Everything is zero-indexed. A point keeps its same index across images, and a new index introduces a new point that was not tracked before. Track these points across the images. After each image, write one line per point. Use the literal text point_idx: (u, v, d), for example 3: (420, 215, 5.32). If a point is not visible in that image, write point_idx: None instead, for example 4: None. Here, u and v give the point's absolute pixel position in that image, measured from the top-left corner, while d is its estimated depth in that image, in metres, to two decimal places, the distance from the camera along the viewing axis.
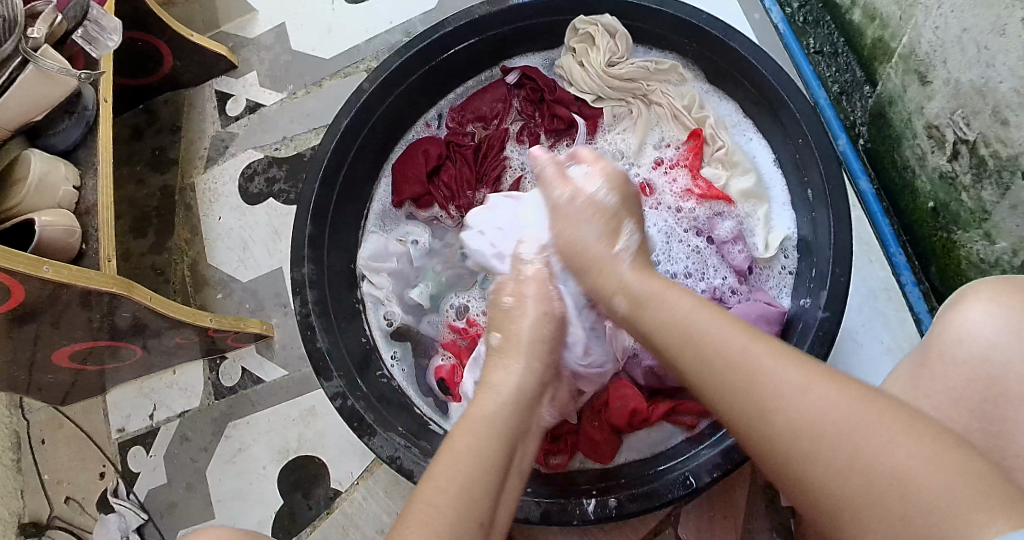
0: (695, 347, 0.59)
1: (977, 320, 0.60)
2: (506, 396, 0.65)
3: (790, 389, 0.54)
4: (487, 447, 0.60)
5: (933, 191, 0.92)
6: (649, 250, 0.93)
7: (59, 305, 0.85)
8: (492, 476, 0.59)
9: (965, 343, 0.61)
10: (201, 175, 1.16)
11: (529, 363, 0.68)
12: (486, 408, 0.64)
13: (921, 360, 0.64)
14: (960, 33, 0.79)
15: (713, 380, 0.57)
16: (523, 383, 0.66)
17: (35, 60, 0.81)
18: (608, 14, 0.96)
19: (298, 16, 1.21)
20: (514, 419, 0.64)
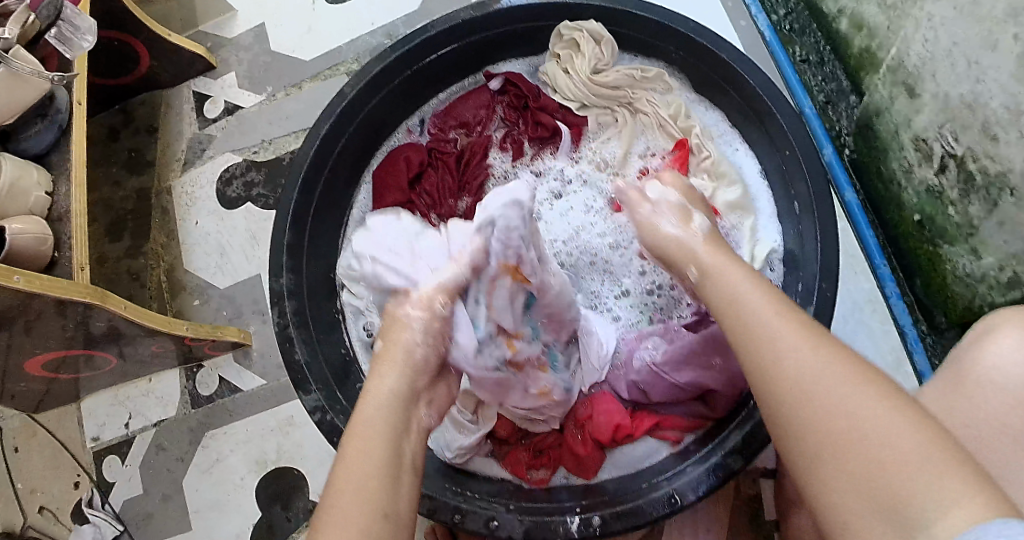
0: (733, 317, 0.57)
1: (1005, 351, 0.62)
2: (383, 401, 0.59)
3: (800, 356, 0.52)
4: (375, 453, 0.55)
5: (919, 203, 0.91)
6: (633, 261, 0.91)
7: (31, 313, 0.82)
8: (385, 486, 0.53)
9: (998, 369, 0.62)
10: (179, 178, 1.14)
11: (408, 372, 0.61)
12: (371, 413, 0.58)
13: (953, 383, 0.64)
14: (951, 47, 0.78)
15: (734, 340, 0.57)
16: (397, 384, 0.60)
17: (8, 61, 0.79)
18: (593, 20, 0.94)
19: (277, 16, 1.19)
20: (394, 419, 0.58)
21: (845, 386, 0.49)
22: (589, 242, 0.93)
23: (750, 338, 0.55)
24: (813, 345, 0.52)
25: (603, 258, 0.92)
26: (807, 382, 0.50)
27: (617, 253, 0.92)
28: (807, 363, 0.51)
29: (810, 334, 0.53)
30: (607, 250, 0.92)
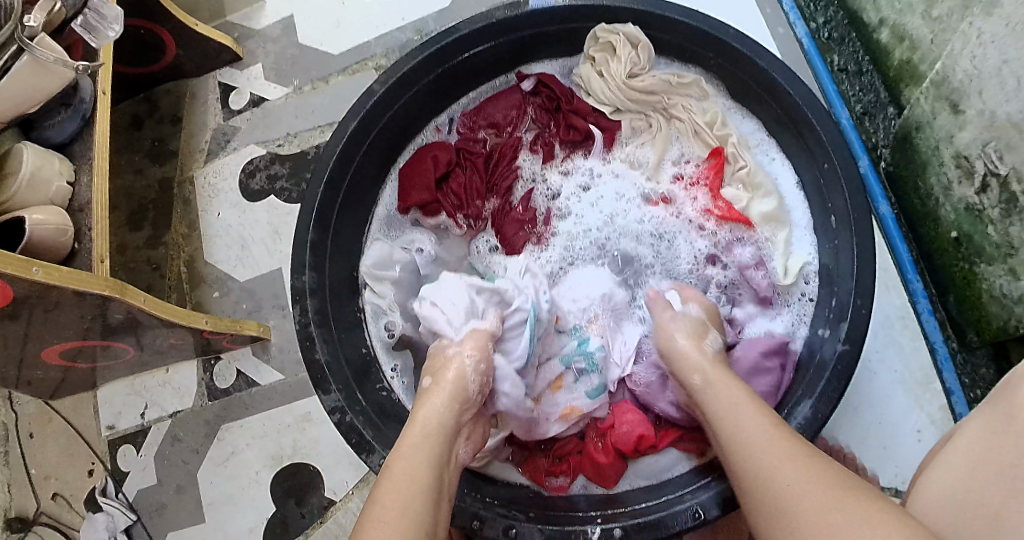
0: (742, 442, 0.65)
1: None
2: (430, 429, 0.69)
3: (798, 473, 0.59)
4: (419, 475, 0.63)
5: (957, 221, 0.89)
6: (681, 255, 0.92)
7: (49, 302, 0.81)
8: (426, 501, 0.62)
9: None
10: (202, 168, 1.13)
11: (452, 401, 0.72)
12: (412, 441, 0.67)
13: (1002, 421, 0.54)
14: (1000, 65, 0.76)
15: (744, 462, 0.64)
16: (442, 416, 0.70)
17: (31, 49, 0.77)
18: (630, 23, 0.93)
19: (306, 8, 1.18)
20: (437, 447, 0.67)
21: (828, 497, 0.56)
22: (626, 227, 0.93)
23: (749, 464, 0.63)
24: (805, 467, 0.59)
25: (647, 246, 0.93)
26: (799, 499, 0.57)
27: (662, 245, 0.92)
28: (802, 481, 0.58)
29: (806, 459, 0.60)
30: (652, 238, 0.93)
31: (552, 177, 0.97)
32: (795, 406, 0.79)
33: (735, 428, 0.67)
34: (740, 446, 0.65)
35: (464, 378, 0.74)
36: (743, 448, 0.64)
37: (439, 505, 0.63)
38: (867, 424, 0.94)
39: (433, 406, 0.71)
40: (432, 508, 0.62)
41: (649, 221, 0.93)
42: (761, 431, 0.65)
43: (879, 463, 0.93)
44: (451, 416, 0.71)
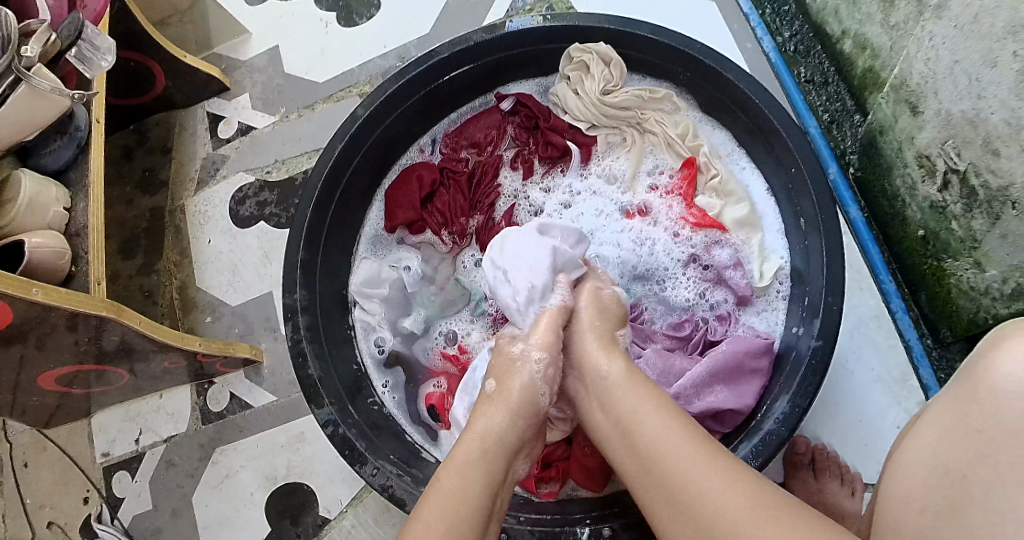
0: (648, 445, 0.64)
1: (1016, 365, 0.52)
2: (489, 443, 0.71)
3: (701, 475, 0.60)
4: (470, 481, 0.67)
5: (923, 219, 0.93)
6: (664, 257, 0.94)
7: (46, 326, 0.83)
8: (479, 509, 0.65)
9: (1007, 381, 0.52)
10: (192, 197, 1.16)
11: (511, 416, 0.74)
12: (470, 452, 0.70)
13: (965, 401, 0.54)
14: (952, 65, 0.80)
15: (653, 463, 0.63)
16: (505, 432, 0.72)
17: (28, 78, 0.81)
18: (602, 42, 0.97)
19: (290, 39, 1.22)
20: (494, 461, 0.69)
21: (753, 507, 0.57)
22: (606, 240, 0.96)
23: (670, 473, 0.62)
24: (723, 475, 0.59)
25: (632, 256, 0.95)
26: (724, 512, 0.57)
27: (644, 251, 0.94)
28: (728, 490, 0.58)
29: (714, 465, 0.61)
30: (633, 249, 0.95)
31: (535, 194, 1.00)
32: (774, 402, 0.81)
33: (649, 434, 0.65)
34: (656, 456, 0.63)
35: (532, 387, 0.76)
36: (656, 457, 0.63)
37: (488, 524, 0.66)
38: (848, 421, 0.96)
39: (497, 416, 0.73)
40: (482, 526, 0.65)
41: (631, 234, 0.95)
42: (674, 439, 0.63)
43: (861, 459, 0.95)
44: (514, 433, 0.73)
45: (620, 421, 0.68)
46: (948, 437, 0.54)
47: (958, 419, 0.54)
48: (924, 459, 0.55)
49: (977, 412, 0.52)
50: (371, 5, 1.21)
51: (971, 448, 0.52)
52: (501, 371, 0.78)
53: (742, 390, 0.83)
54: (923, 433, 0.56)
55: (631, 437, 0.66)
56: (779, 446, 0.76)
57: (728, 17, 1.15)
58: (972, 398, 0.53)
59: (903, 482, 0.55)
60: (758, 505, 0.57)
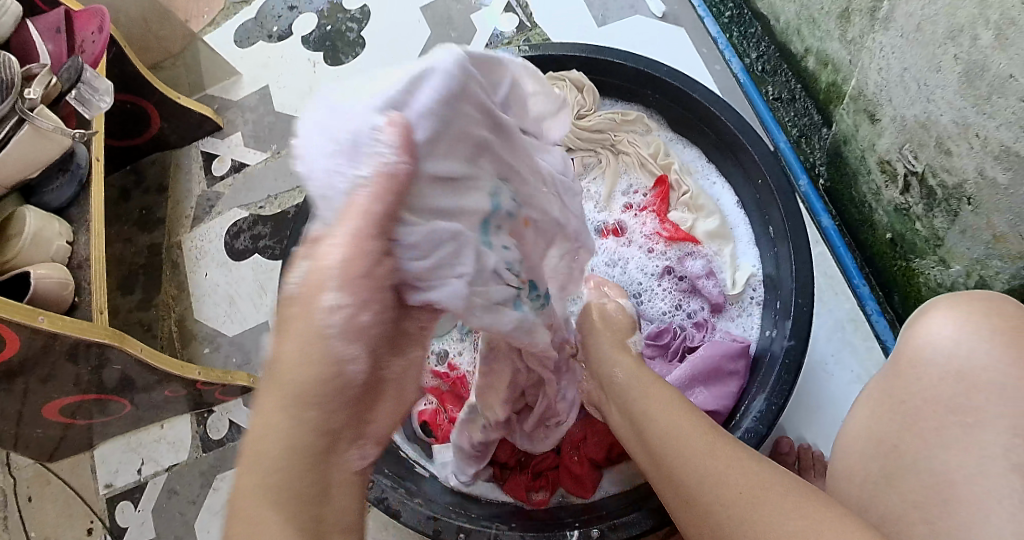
0: (640, 416, 0.70)
1: (937, 335, 0.61)
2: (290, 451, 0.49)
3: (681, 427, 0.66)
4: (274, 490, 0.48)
5: (890, 223, 0.96)
6: (636, 273, 0.97)
7: (50, 358, 0.87)
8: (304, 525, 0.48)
9: (931, 349, 0.61)
10: (188, 232, 1.20)
11: (294, 409, 0.49)
12: (272, 464, 0.49)
13: (893, 370, 0.64)
14: (902, 72, 0.85)
15: (642, 422, 0.69)
16: (298, 435, 0.50)
17: (32, 118, 0.87)
18: (575, 69, 1.01)
19: (280, 79, 1.27)
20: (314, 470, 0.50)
21: (706, 449, 0.62)
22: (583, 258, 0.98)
23: (650, 430, 0.68)
24: (688, 426, 0.66)
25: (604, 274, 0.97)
26: (686, 453, 0.63)
27: (618, 269, 0.97)
28: (690, 434, 0.65)
29: (700, 424, 0.66)
30: (607, 265, 0.97)
31: None
32: (752, 402, 0.83)
33: (637, 401, 0.71)
34: (643, 415, 0.70)
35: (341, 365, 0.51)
36: (643, 418, 0.69)
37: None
38: (829, 422, 0.97)
39: (274, 417, 0.49)
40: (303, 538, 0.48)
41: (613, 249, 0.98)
42: (661, 406, 0.69)
43: None
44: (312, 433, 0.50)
45: (617, 398, 0.74)
46: (880, 412, 0.63)
47: (887, 394, 0.63)
48: (865, 431, 0.64)
49: (903, 384, 0.62)
50: (356, 44, 1.27)
51: (899, 417, 0.61)
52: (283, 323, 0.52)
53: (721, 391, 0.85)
54: (863, 408, 0.66)
55: (626, 407, 0.73)
56: (757, 443, 0.79)
57: (696, 41, 1.20)
58: (900, 372, 0.63)
59: (851, 460, 0.64)
60: (712, 447, 0.63)
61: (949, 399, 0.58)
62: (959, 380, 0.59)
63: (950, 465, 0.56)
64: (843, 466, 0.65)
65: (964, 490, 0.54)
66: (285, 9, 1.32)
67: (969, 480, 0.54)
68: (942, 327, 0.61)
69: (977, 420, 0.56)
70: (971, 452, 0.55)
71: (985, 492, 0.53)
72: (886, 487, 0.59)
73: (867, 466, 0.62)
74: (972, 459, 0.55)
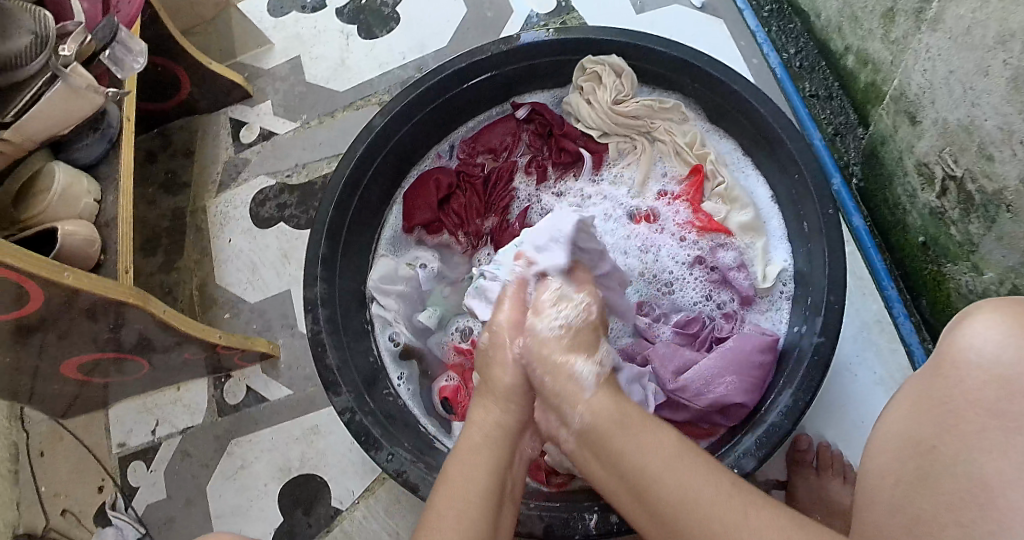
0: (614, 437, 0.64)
1: (982, 336, 0.61)
2: (492, 435, 0.71)
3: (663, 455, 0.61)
4: (478, 479, 0.66)
5: (923, 226, 0.96)
6: (668, 263, 0.96)
7: (72, 314, 0.86)
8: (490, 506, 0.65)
9: (974, 350, 0.61)
10: (214, 199, 1.19)
11: (505, 403, 0.74)
12: (472, 436, 0.70)
13: (936, 366, 0.64)
14: (947, 75, 0.84)
15: (613, 444, 0.64)
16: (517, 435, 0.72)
17: (65, 76, 0.87)
18: (614, 54, 1.01)
19: (313, 50, 1.27)
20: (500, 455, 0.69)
21: (732, 509, 0.56)
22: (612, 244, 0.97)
23: (649, 487, 0.60)
24: (703, 486, 0.58)
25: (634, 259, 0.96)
26: (713, 526, 0.55)
27: (649, 256, 0.97)
28: (709, 494, 0.57)
29: (686, 451, 0.61)
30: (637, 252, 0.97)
31: (547, 197, 1.03)
32: (779, 396, 0.83)
33: (629, 453, 0.62)
34: (635, 470, 0.61)
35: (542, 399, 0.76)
36: (615, 440, 0.64)
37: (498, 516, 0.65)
38: (850, 423, 0.97)
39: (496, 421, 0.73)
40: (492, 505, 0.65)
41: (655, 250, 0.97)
42: (636, 428, 0.64)
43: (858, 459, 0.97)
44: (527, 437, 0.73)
45: (592, 441, 0.66)
46: (920, 410, 0.63)
47: (927, 393, 0.63)
48: (903, 435, 0.63)
49: (944, 383, 0.62)
50: (391, 19, 1.27)
51: (939, 419, 0.61)
52: (481, 364, 0.79)
53: (750, 383, 0.84)
54: (898, 409, 0.66)
55: (609, 455, 0.64)
56: (782, 437, 0.79)
57: (735, 34, 1.18)
58: (941, 372, 0.63)
59: (884, 458, 0.64)
60: (737, 508, 0.56)
61: (991, 401, 0.58)
62: (1003, 385, 0.58)
63: (988, 469, 0.56)
64: (875, 466, 0.65)
65: (1002, 499, 0.54)
66: None
67: (1008, 488, 0.54)
68: (989, 328, 0.61)
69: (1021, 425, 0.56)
70: (1012, 459, 0.55)
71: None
72: (919, 488, 0.59)
73: (901, 469, 0.62)
74: (1011, 466, 0.55)
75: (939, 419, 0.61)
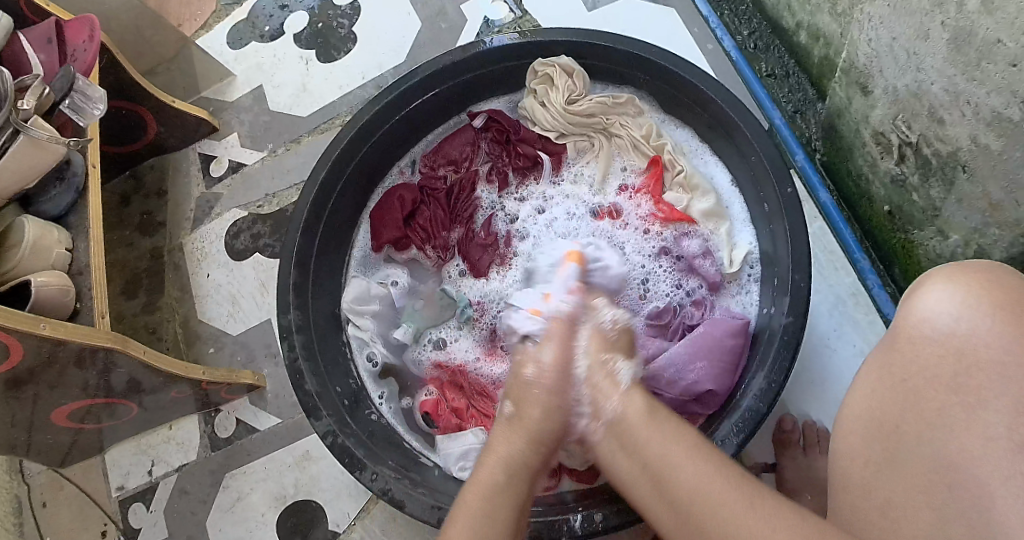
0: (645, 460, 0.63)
1: (936, 308, 0.61)
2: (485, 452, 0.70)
3: (686, 466, 0.60)
4: None
5: (887, 195, 0.95)
6: (635, 266, 0.97)
7: (56, 365, 0.88)
8: None
9: (929, 324, 0.61)
10: (189, 236, 1.20)
11: (533, 442, 0.69)
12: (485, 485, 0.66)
13: (892, 343, 0.64)
14: (891, 42, 0.84)
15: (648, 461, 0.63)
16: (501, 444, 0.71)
17: (26, 129, 0.88)
18: (563, 55, 1.02)
19: (274, 79, 1.28)
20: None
21: (736, 497, 0.57)
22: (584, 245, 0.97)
23: (670, 479, 0.60)
24: (718, 479, 0.59)
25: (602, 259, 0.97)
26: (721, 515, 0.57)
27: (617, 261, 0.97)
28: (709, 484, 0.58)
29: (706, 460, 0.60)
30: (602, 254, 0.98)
31: (510, 203, 1.04)
32: (752, 380, 0.83)
33: (653, 450, 0.63)
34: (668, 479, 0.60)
35: None
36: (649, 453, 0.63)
37: None
38: (834, 399, 0.97)
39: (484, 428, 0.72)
40: None
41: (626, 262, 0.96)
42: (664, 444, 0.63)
43: None
44: None
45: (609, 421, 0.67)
46: (882, 389, 0.63)
47: (887, 367, 0.63)
48: (866, 411, 0.64)
49: (902, 359, 0.62)
50: (347, 39, 1.28)
51: (899, 394, 0.61)
52: None
53: (722, 368, 0.85)
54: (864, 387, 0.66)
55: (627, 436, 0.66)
56: (757, 421, 0.79)
57: (687, 21, 1.19)
58: (897, 347, 0.63)
59: (847, 442, 0.64)
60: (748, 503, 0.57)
61: (950, 379, 0.58)
62: (955, 357, 0.59)
63: (953, 446, 0.56)
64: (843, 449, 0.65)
65: (968, 475, 0.55)
66: (275, 7, 1.32)
67: (973, 464, 0.55)
68: (942, 301, 0.60)
69: (980, 401, 0.56)
70: (976, 435, 0.55)
71: (989, 476, 0.54)
72: (886, 469, 0.60)
73: (866, 451, 0.62)
74: (976, 443, 0.55)
75: (901, 395, 0.61)
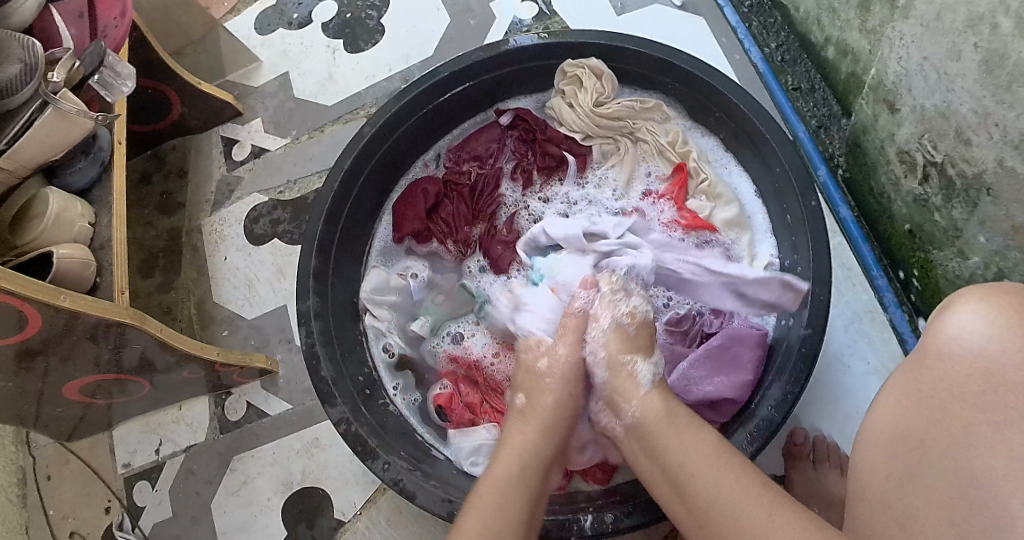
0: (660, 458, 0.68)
1: (968, 328, 0.61)
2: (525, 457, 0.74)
3: (702, 462, 0.65)
4: None
5: (908, 214, 0.96)
6: None
7: (70, 338, 0.88)
8: None
9: (961, 342, 0.61)
10: (208, 217, 1.21)
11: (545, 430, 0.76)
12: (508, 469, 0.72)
13: (921, 357, 0.64)
14: (921, 62, 0.85)
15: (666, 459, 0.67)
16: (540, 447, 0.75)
17: (55, 101, 0.88)
18: (593, 56, 1.02)
19: (300, 66, 1.28)
20: None
21: (749, 492, 0.61)
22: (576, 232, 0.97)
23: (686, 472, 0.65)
24: (730, 477, 0.63)
25: None
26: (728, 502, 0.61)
27: None
28: (726, 479, 0.63)
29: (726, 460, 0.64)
30: None
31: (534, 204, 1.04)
32: (768, 390, 0.84)
33: (675, 453, 0.67)
34: (682, 467, 0.65)
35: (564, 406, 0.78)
36: (671, 451, 0.67)
37: None
38: (846, 414, 0.98)
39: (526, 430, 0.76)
40: None
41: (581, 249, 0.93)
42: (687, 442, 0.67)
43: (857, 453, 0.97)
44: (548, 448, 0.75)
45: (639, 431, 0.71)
46: (906, 405, 0.64)
47: (913, 386, 0.64)
48: (890, 426, 0.64)
49: (929, 375, 0.63)
50: (375, 31, 1.28)
51: (922, 412, 0.62)
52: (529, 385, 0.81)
53: (739, 378, 0.86)
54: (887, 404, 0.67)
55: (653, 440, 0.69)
56: (772, 432, 0.80)
57: (716, 30, 1.19)
58: (927, 365, 0.63)
59: (871, 456, 0.65)
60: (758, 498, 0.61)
61: (979, 397, 0.59)
62: (987, 377, 0.59)
63: (976, 464, 0.57)
64: (865, 461, 0.66)
65: (989, 493, 0.55)
66: None
67: (993, 482, 0.55)
68: (975, 321, 0.61)
69: (1009, 420, 0.57)
70: (1000, 455, 0.56)
71: (1011, 496, 0.54)
72: (909, 483, 0.60)
73: (890, 465, 0.63)
74: (1001, 462, 0.56)
75: (926, 413, 0.61)
